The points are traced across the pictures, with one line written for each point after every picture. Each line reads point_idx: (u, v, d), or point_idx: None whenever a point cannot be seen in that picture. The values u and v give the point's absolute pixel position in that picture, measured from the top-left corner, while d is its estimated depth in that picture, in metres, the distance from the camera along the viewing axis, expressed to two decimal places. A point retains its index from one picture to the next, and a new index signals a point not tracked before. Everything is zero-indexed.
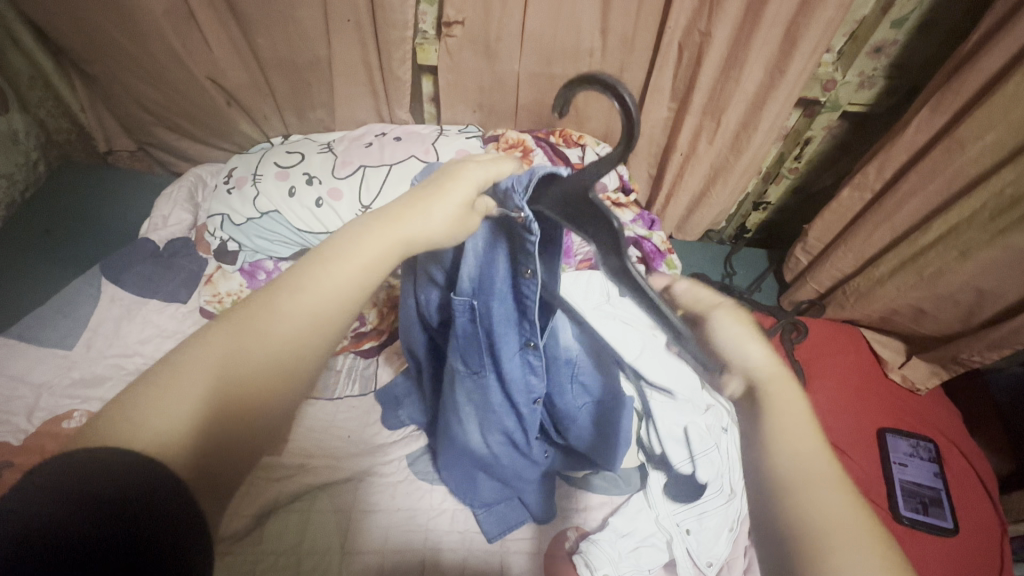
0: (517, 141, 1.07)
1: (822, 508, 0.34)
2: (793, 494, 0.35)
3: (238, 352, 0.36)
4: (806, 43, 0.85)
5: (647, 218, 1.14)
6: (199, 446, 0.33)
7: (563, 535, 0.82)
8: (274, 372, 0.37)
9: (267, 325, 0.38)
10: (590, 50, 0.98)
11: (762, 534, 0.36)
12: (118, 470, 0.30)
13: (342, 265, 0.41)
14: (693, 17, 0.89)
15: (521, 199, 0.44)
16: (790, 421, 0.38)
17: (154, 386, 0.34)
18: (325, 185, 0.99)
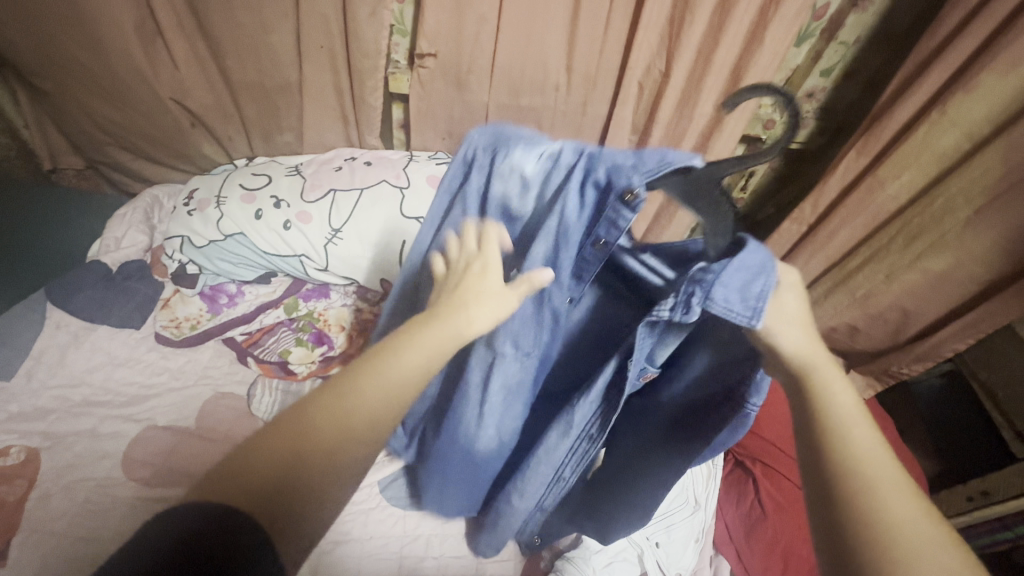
0: None
1: (901, 523, 0.34)
2: (873, 495, 0.35)
3: (317, 423, 0.37)
4: (749, 86, 0.95)
5: None
6: (270, 508, 0.34)
7: (539, 556, 0.83)
8: (355, 441, 0.38)
9: (326, 412, 0.37)
10: (556, 85, 1.04)
11: (825, 522, 0.36)
12: (192, 529, 0.33)
13: (411, 352, 0.42)
14: (651, 59, 0.96)
15: (641, 181, 0.43)
16: (847, 418, 0.38)
17: (238, 466, 0.35)
18: (293, 208, 0.98)
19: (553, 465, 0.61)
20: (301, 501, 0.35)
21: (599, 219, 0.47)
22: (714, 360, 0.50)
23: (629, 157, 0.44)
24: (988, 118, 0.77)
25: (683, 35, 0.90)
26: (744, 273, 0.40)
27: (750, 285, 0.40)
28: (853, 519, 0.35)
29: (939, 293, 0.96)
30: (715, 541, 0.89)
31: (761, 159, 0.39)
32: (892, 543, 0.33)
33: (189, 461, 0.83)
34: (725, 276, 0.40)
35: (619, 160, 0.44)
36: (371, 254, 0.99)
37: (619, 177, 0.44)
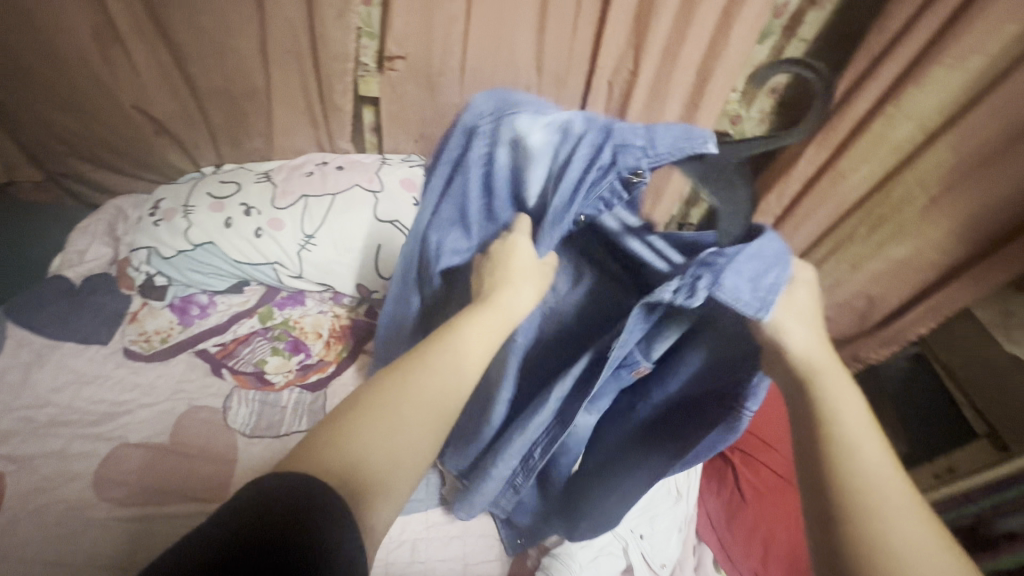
0: None
1: (901, 535, 0.39)
2: (875, 509, 0.40)
3: (384, 405, 0.42)
4: (715, 83, 0.97)
5: None
6: (352, 470, 0.38)
7: (525, 555, 0.84)
8: (417, 416, 0.42)
9: (390, 395, 0.43)
10: (527, 85, 1.04)
11: (829, 530, 0.41)
12: (275, 491, 0.35)
13: (460, 340, 0.48)
14: (620, 59, 0.98)
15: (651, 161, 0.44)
16: (857, 432, 0.42)
17: (324, 440, 0.39)
18: (264, 215, 0.96)
19: (528, 440, 0.62)
20: (376, 469, 0.39)
21: (592, 193, 0.48)
22: (709, 351, 0.51)
23: (640, 136, 0.45)
24: (940, 111, 0.82)
25: (649, 34, 0.92)
26: (755, 263, 0.42)
27: (762, 276, 0.42)
28: (854, 530, 0.40)
29: (902, 279, 1.00)
30: (697, 530, 0.90)
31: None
32: (889, 551, 0.38)
33: (168, 476, 0.81)
34: (738, 264, 0.42)
35: (627, 132, 0.45)
36: (346, 259, 0.98)
37: (626, 156, 0.46)
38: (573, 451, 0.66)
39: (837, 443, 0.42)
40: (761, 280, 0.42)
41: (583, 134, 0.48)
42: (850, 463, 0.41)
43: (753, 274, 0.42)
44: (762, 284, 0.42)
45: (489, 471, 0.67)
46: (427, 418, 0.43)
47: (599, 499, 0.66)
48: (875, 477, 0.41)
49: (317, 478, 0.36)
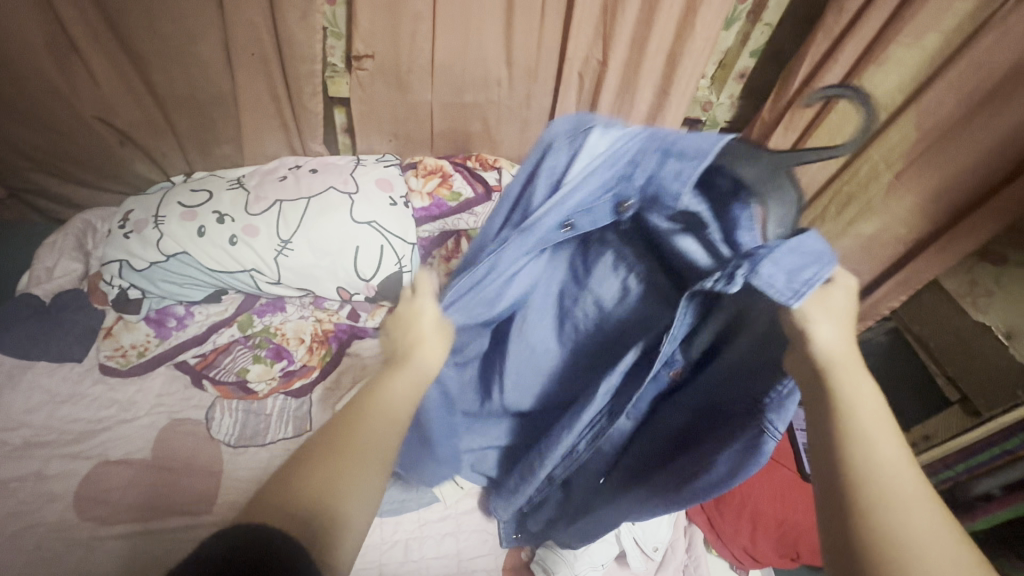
0: (436, 167, 1.10)
1: (915, 531, 0.33)
2: (885, 502, 0.34)
3: (323, 454, 0.41)
4: (683, 70, 0.98)
5: None
6: (296, 521, 0.36)
7: (518, 547, 0.84)
8: (359, 458, 0.41)
9: (329, 443, 0.42)
10: (498, 80, 1.04)
11: (834, 526, 0.35)
12: (215, 550, 0.33)
13: (394, 383, 0.48)
14: (588, 49, 0.98)
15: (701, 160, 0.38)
16: (876, 424, 0.37)
17: (265, 498, 0.38)
18: (238, 222, 0.94)
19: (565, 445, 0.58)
20: (324, 515, 0.38)
21: (655, 186, 0.42)
22: (773, 368, 0.44)
23: (698, 143, 0.38)
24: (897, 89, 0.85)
25: (615, 23, 0.92)
26: (796, 258, 0.37)
27: (802, 271, 0.37)
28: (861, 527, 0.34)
29: (872, 255, 1.02)
30: (687, 512, 0.91)
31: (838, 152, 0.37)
32: (898, 549, 0.33)
33: (152, 492, 0.80)
34: (778, 255, 0.37)
35: (689, 146, 0.39)
36: (324, 262, 0.97)
37: (687, 159, 0.39)
38: (602, 456, 0.62)
39: (853, 432, 0.37)
40: (793, 273, 0.37)
41: (647, 148, 0.41)
42: (866, 454, 0.36)
43: (789, 269, 0.37)
44: (795, 277, 0.37)
45: (535, 472, 0.64)
46: (371, 459, 0.42)
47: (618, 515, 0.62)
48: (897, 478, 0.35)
49: (260, 529, 0.34)
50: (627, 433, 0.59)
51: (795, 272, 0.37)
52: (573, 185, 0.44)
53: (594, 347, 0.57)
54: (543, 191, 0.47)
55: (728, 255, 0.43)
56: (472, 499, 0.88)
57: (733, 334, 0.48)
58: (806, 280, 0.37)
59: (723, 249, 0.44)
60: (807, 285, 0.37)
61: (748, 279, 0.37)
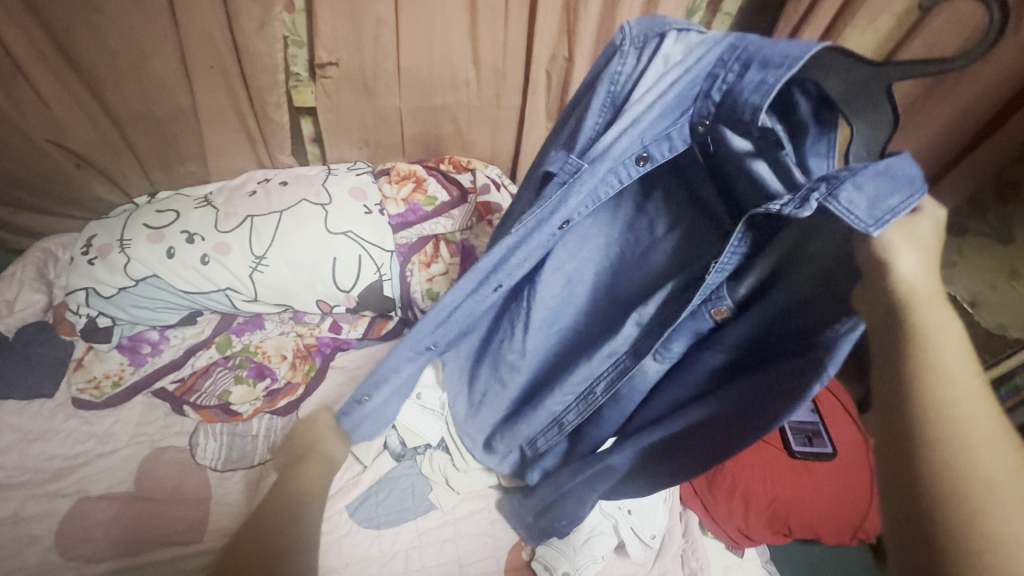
0: (409, 172, 1.09)
1: (988, 467, 0.33)
2: (958, 437, 0.34)
3: None
4: None
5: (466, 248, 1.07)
6: None
7: (519, 546, 0.85)
8: None
9: None
10: (466, 81, 1.04)
11: (893, 450, 0.36)
12: None
13: None
14: (554, 47, 0.99)
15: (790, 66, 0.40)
16: (955, 398, 0.35)
17: None
18: (209, 241, 0.92)
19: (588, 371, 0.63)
20: None
21: (729, 102, 0.44)
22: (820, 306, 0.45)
23: (784, 61, 0.40)
24: None
25: (579, 20, 0.93)
26: (878, 184, 0.38)
27: (886, 198, 0.38)
28: (924, 457, 0.35)
29: None
30: (681, 497, 0.93)
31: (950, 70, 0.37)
32: (966, 479, 0.33)
33: (137, 525, 0.78)
34: (859, 179, 0.37)
35: (774, 55, 0.42)
36: (301, 277, 0.95)
37: (763, 74, 0.42)
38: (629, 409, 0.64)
39: (929, 366, 0.36)
40: (876, 201, 0.37)
41: (727, 63, 0.45)
42: (947, 428, 0.35)
43: (870, 196, 0.37)
44: (875, 203, 0.37)
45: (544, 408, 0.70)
46: None
47: (605, 460, 0.63)
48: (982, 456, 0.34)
49: None
50: (658, 376, 0.61)
51: (876, 200, 0.37)
52: (648, 103, 0.48)
53: (640, 281, 0.60)
54: (601, 108, 0.53)
55: (798, 185, 0.40)
56: (469, 503, 0.88)
57: (788, 269, 0.47)
58: (889, 209, 0.37)
59: (794, 175, 0.42)
60: (890, 214, 0.37)
61: (826, 203, 0.38)
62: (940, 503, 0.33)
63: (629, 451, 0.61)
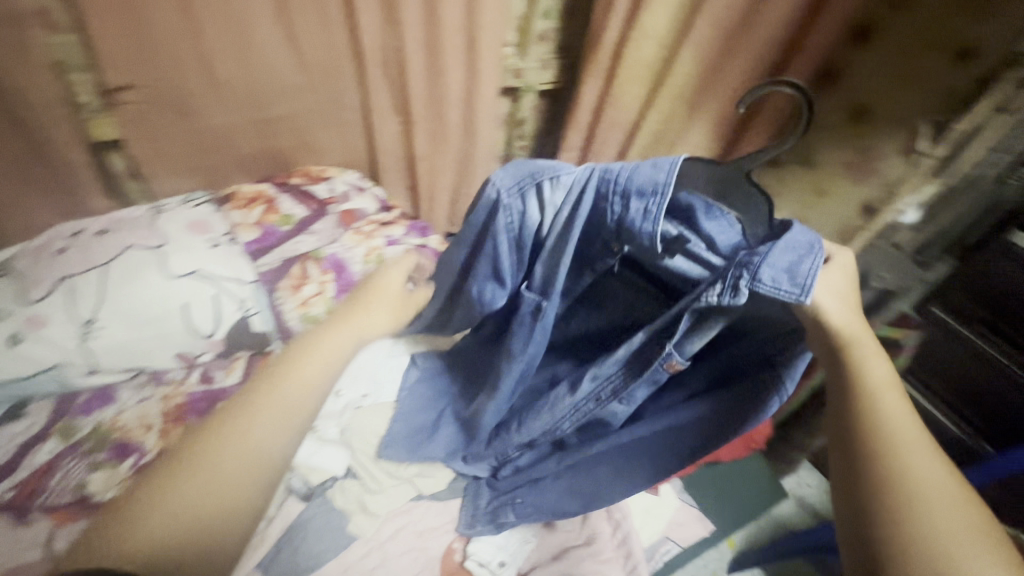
0: (255, 195, 1.02)
1: (919, 470, 0.46)
2: (897, 452, 0.47)
3: (170, 538, 0.45)
4: (485, 42, 0.97)
5: (334, 261, 1.00)
6: None
7: (452, 549, 0.84)
8: (190, 538, 0.46)
9: (161, 507, 0.46)
10: (294, 85, 0.96)
11: (850, 463, 0.48)
12: None
13: (217, 460, 0.50)
14: (383, 38, 0.94)
15: (668, 182, 0.51)
16: (881, 385, 0.50)
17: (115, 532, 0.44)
18: (17, 316, 0.78)
19: (555, 416, 0.72)
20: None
21: (632, 217, 0.55)
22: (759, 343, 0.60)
23: (654, 174, 0.52)
24: None
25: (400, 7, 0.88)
26: (790, 257, 0.48)
27: (799, 267, 0.48)
28: (879, 468, 0.47)
29: None
30: None
31: (780, 148, 0.45)
32: (909, 480, 0.45)
33: None
34: (772, 257, 0.48)
35: (646, 182, 0.53)
36: (148, 333, 0.84)
37: (645, 185, 0.53)
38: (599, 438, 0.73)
39: (870, 390, 0.49)
40: (795, 266, 0.48)
41: (608, 188, 0.55)
42: (880, 420, 0.48)
43: (784, 264, 0.48)
44: (794, 270, 0.48)
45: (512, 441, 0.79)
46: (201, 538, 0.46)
47: (595, 483, 0.75)
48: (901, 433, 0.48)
49: None
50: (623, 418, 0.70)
51: (792, 266, 0.48)
52: (554, 237, 0.59)
53: (596, 336, 0.72)
54: (510, 251, 0.62)
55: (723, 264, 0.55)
56: (392, 522, 0.84)
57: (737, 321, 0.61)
58: (806, 270, 0.47)
59: (713, 259, 0.57)
60: (810, 277, 0.47)
61: (751, 288, 0.49)
62: (885, 500, 0.45)
63: (611, 472, 0.74)
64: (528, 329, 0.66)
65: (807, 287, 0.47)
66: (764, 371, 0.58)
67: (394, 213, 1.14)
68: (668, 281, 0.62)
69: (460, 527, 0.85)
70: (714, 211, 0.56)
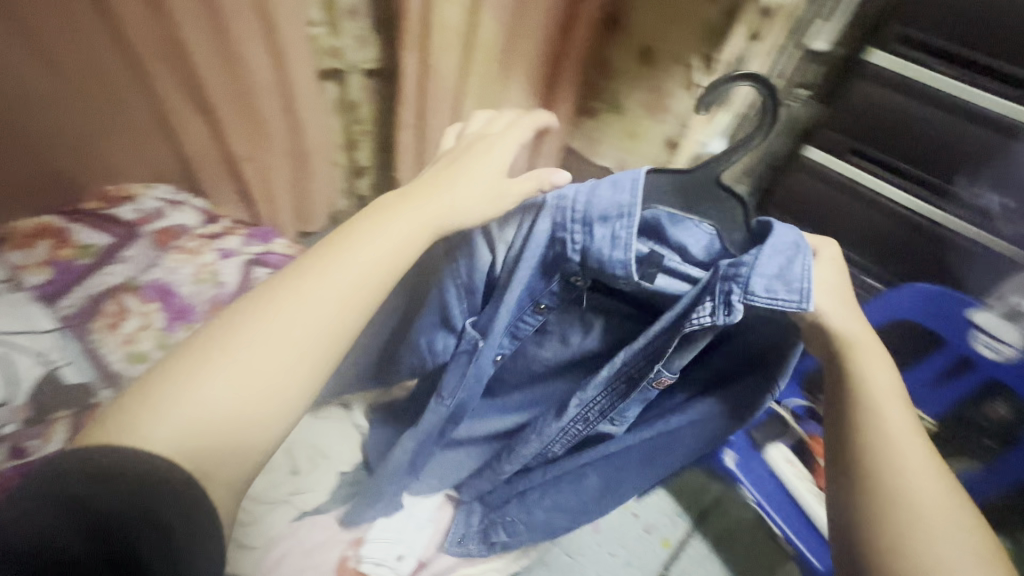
0: (37, 226, 0.87)
1: (919, 479, 0.53)
2: (904, 469, 0.53)
3: (194, 428, 0.43)
4: (280, 19, 0.89)
5: (155, 288, 0.89)
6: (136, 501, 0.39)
7: (345, 557, 0.85)
8: (235, 420, 0.45)
9: (190, 388, 0.44)
10: (51, 91, 0.82)
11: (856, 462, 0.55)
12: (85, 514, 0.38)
13: (263, 331, 0.48)
14: (153, 26, 0.82)
15: (633, 200, 0.56)
16: (880, 390, 0.56)
17: (135, 414, 0.42)
18: None
19: (542, 440, 0.77)
20: (200, 471, 0.43)
21: (601, 244, 0.58)
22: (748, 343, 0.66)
23: (620, 198, 0.57)
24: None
25: None
26: (779, 260, 0.53)
27: (789, 270, 0.53)
28: (887, 482, 0.53)
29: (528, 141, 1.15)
30: None
31: (754, 144, 0.53)
32: (923, 516, 0.51)
33: None
34: (760, 264, 0.53)
35: (609, 208, 0.57)
36: None
37: (607, 205, 0.57)
38: (590, 445, 0.78)
39: (873, 406, 0.56)
40: (788, 270, 0.53)
41: (571, 219, 0.59)
42: (881, 427, 0.55)
43: (773, 269, 0.53)
44: (783, 272, 0.53)
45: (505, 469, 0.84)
46: (248, 420, 0.46)
47: (592, 487, 0.81)
48: (903, 443, 0.54)
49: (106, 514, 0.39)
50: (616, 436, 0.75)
51: (780, 268, 0.53)
52: (512, 276, 0.63)
53: (581, 361, 0.75)
54: (460, 296, 0.68)
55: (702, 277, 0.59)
56: (273, 551, 0.80)
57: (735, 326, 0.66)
58: (795, 267, 0.53)
59: (693, 270, 0.62)
60: (804, 275, 0.53)
61: (744, 302, 0.54)
62: (898, 527, 0.51)
63: (597, 478, 0.80)
64: (460, 368, 0.71)
65: (805, 289, 0.52)
66: (756, 368, 0.66)
67: (223, 223, 1.04)
68: (648, 300, 0.67)
69: (450, 542, 0.94)
70: (679, 221, 0.61)
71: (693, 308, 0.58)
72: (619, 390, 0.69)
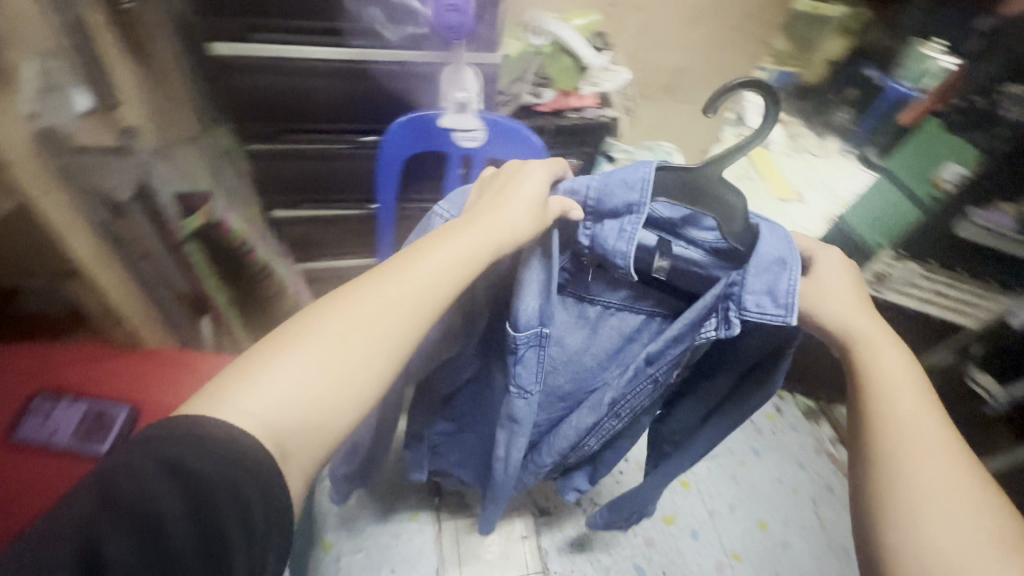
0: None
1: (928, 475, 0.47)
2: (908, 461, 0.48)
3: (285, 410, 0.41)
4: None
5: None
6: (220, 463, 0.37)
7: None
8: (324, 410, 0.42)
9: (295, 365, 0.42)
10: None
11: (860, 455, 0.51)
12: (175, 480, 0.36)
13: (345, 322, 0.45)
14: None
15: (636, 206, 0.61)
16: (895, 381, 0.52)
17: (241, 383, 0.41)
18: None
19: (591, 421, 0.83)
20: (283, 449, 0.40)
21: (610, 235, 0.64)
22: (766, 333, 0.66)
23: (624, 197, 0.61)
24: None
25: None
26: (765, 279, 0.58)
27: (776, 286, 0.57)
28: (885, 470, 0.48)
29: None
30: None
31: (752, 144, 0.57)
32: (920, 504, 0.46)
33: None
34: (750, 282, 0.58)
35: (618, 203, 0.61)
36: None
37: (616, 203, 0.62)
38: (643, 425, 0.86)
39: (882, 393, 0.52)
40: (781, 281, 0.57)
41: (587, 206, 0.63)
42: (890, 418, 0.50)
43: (771, 285, 0.57)
44: (774, 291, 0.57)
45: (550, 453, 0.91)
46: (334, 408, 0.43)
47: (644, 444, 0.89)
48: (918, 445, 0.48)
49: (195, 486, 0.36)
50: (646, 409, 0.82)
51: (774, 279, 0.57)
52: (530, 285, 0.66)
53: (606, 341, 0.80)
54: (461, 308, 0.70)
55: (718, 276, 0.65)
56: None
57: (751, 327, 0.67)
58: (786, 284, 0.56)
59: (696, 258, 0.66)
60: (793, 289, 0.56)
61: (739, 321, 0.61)
62: (887, 512, 0.47)
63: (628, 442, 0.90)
64: (527, 360, 0.72)
65: (789, 315, 0.56)
66: (768, 361, 0.68)
67: None
68: (683, 288, 0.71)
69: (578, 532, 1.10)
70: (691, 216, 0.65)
71: (703, 324, 0.65)
72: (640, 377, 0.75)
